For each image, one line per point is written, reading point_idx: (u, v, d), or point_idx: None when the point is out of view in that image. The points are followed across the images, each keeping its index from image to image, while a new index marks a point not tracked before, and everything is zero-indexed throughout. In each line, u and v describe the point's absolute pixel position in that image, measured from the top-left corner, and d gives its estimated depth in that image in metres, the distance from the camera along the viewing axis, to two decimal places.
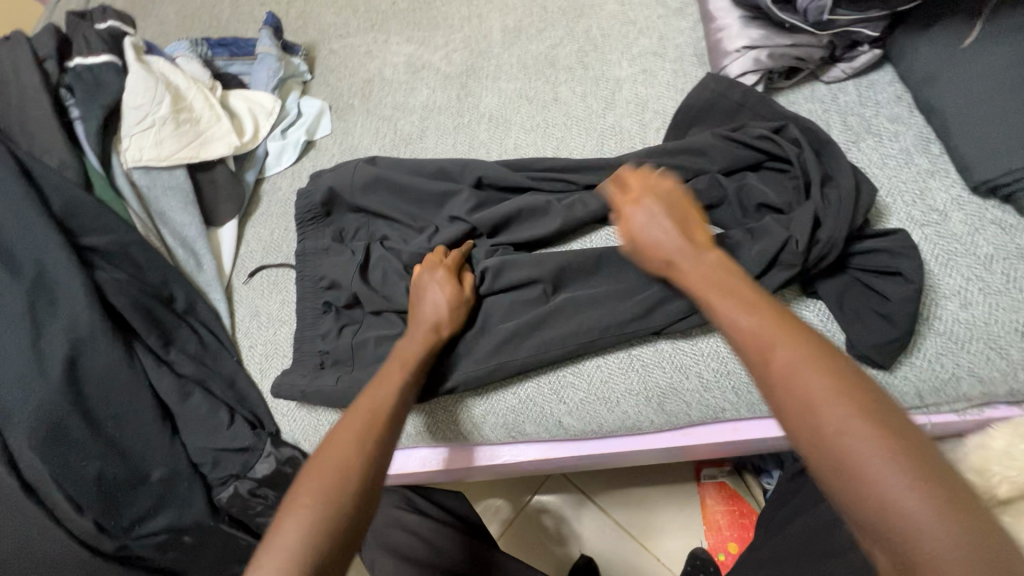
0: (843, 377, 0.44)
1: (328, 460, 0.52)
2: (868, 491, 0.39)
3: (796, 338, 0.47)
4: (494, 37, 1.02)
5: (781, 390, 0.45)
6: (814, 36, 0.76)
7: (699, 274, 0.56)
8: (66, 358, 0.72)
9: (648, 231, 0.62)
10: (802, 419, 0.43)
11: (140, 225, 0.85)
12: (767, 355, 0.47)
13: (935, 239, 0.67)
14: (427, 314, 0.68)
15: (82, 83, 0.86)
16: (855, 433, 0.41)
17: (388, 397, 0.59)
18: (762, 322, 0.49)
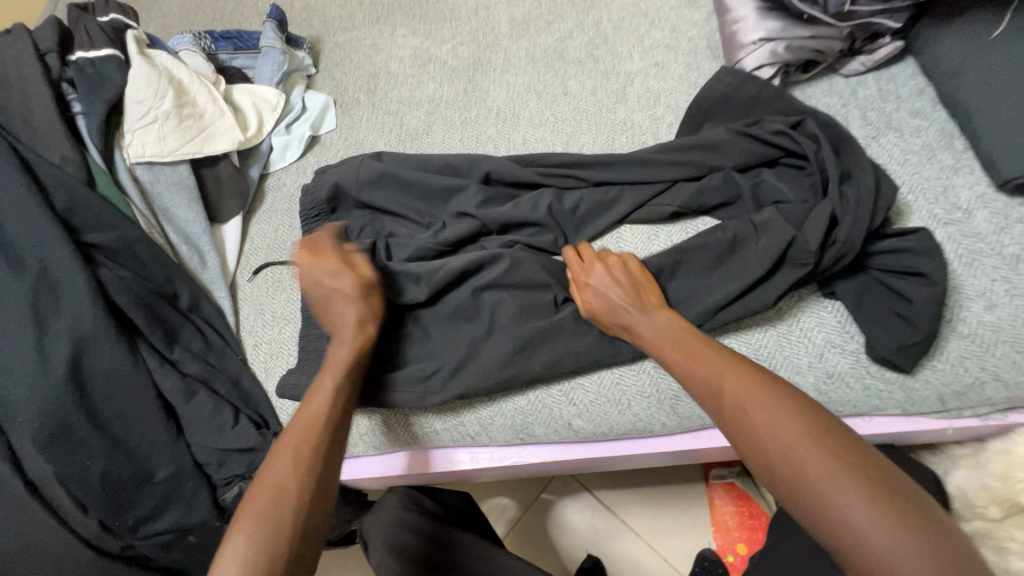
0: (789, 410, 0.50)
1: (268, 483, 0.55)
2: (823, 511, 0.45)
3: (743, 380, 0.53)
4: (502, 30, 1.00)
5: (737, 432, 0.51)
6: (833, 28, 0.74)
7: (652, 328, 0.62)
8: (70, 356, 0.71)
9: (599, 289, 0.66)
10: (757, 456, 0.49)
11: (144, 221, 0.84)
12: (720, 399, 0.53)
13: (959, 238, 0.64)
14: (342, 313, 0.66)
15: (85, 77, 0.84)
16: (804, 458, 0.47)
17: (322, 408, 0.60)
18: (712, 369, 0.55)
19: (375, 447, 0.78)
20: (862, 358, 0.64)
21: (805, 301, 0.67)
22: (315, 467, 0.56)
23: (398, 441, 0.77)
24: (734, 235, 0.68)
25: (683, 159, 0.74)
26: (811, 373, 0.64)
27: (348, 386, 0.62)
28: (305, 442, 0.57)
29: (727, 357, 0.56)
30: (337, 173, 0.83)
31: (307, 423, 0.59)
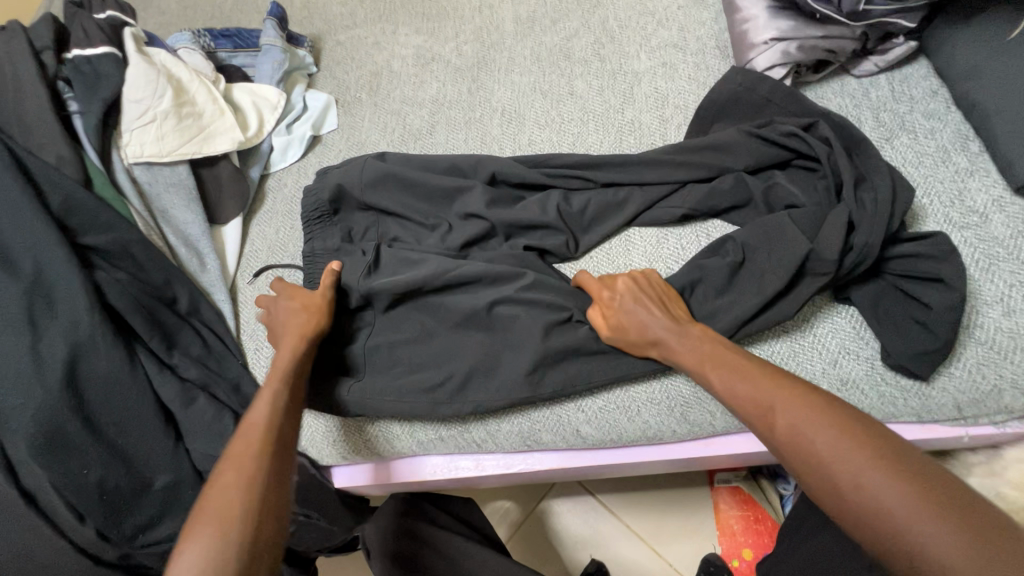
0: (844, 429, 0.48)
1: (217, 492, 0.51)
2: (899, 538, 0.42)
3: (792, 399, 0.51)
4: (506, 28, 0.98)
5: (793, 456, 0.49)
6: (846, 28, 0.72)
7: (687, 347, 0.60)
8: (67, 362, 0.69)
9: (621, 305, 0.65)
10: (819, 478, 0.47)
11: (142, 223, 0.82)
12: (771, 421, 0.51)
13: (975, 242, 0.63)
14: (289, 322, 0.67)
15: (81, 75, 0.83)
16: (872, 480, 0.44)
17: (264, 410, 0.58)
18: (758, 388, 0.53)
19: (379, 453, 0.76)
20: (878, 365, 0.63)
21: (818, 306, 0.66)
22: (262, 468, 0.53)
23: (403, 447, 0.75)
24: (747, 240, 0.67)
25: (693, 162, 0.73)
26: (826, 379, 0.63)
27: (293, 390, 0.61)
28: (251, 443, 0.55)
29: (771, 375, 0.54)
30: (340, 173, 0.81)
31: (252, 424, 0.57)
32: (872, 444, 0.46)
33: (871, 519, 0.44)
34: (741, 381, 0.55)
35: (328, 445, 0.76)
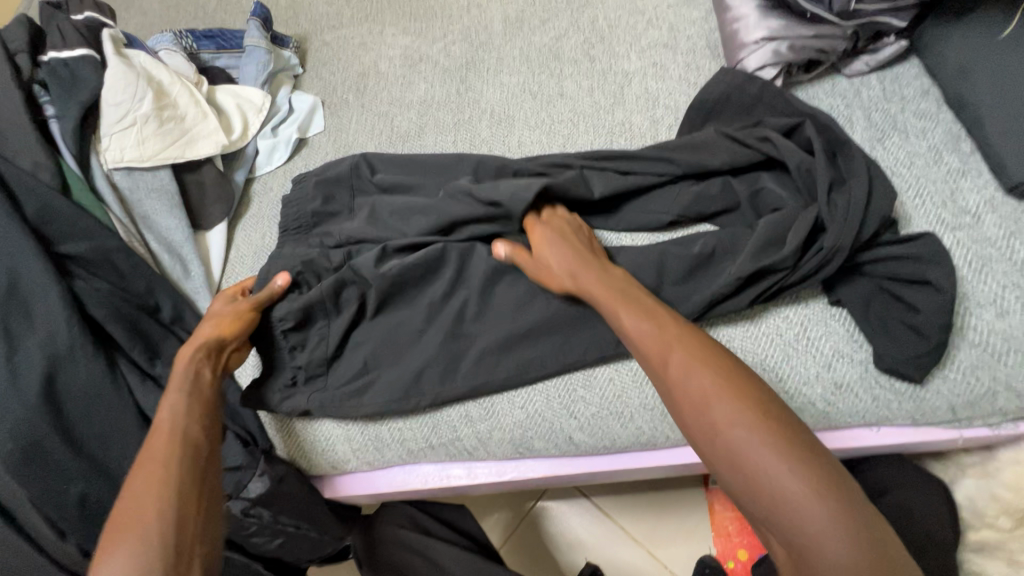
0: (733, 378, 0.48)
1: (137, 498, 0.52)
2: (754, 478, 0.44)
3: (688, 344, 0.51)
4: (495, 28, 0.97)
5: (678, 396, 0.50)
6: (836, 27, 0.72)
7: (604, 287, 0.60)
8: (44, 375, 0.67)
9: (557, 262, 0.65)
10: (697, 414, 0.48)
11: (122, 230, 0.80)
12: (665, 360, 0.51)
13: (968, 242, 0.63)
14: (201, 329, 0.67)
15: (58, 79, 0.80)
16: (739, 421, 0.45)
17: (172, 417, 0.58)
18: (660, 328, 0.53)
19: (370, 463, 0.75)
20: (871, 368, 0.62)
21: (812, 308, 0.65)
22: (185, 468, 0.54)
23: (391, 457, 0.74)
24: (725, 244, 0.66)
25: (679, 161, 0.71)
26: (820, 383, 0.62)
27: (199, 392, 0.61)
28: (166, 444, 0.55)
29: (677, 320, 0.54)
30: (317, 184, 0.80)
31: (166, 428, 0.57)
32: (760, 397, 0.47)
33: (735, 460, 0.45)
34: (646, 323, 0.55)
35: (318, 453, 0.75)
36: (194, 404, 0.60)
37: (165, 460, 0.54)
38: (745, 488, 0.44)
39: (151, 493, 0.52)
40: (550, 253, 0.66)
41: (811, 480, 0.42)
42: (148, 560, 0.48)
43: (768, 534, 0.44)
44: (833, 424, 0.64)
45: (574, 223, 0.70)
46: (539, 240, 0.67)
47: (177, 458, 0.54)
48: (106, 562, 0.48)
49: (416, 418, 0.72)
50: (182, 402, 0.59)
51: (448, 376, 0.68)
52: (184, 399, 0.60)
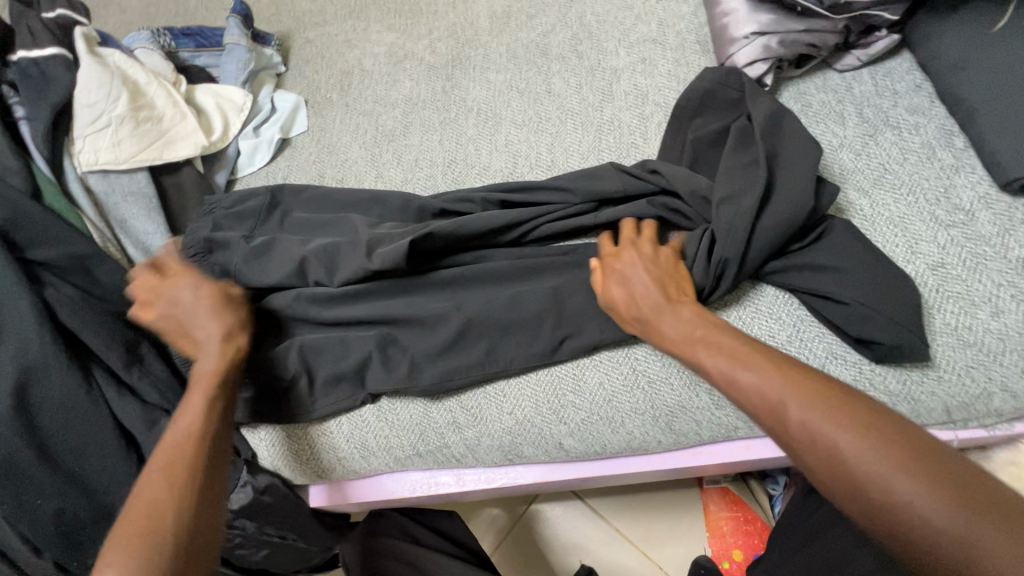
0: (859, 423, 0.44)
1: (131, 524, 0.50)
2: (925, 536, 0.40)
3: (800, 390, 0.47)
4: (481, 24, 0.95)
5: (809, 454, 0.45)
6: (828, 21, 0.70)
7: (687, 321, 0.56)
8: (15, 387, 0.65)
9: (627, 287, 0.60)
10: (830, 470, 0.44)
11: (97, 235, 0.78)
12: (782, 416, 0.47)
13: (962, 241, 0.62)
14: (199, 332, 0.63)
15: (28, 79, 0.77)
16: (885, 474, 0.42)
17: (190, 424, 0.57)
18: (765, 377, 0.49)
19: (356, 471, 0.73)
20: (867, 369, 0.61)
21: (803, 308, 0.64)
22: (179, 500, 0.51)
23: (375, 465, 0.72)
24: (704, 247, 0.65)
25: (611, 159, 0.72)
26: None
27: (222, 397, 0.60)
28: (168, 467, 0.53)
29: (777, 360, 0.50)
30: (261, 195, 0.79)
31: (179, 439, 0.55)
32: (896, 438, 0.43)
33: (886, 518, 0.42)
34: (747, 371, 0.50)
35: (298, 464, 0.73)
36: (216, 414, 0.58)
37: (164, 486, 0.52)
38: (915, 547, 0.40)
39: (163, 499, 0.51)
40: (621, 280, 0.61)
41: (993, 524, 0.39)
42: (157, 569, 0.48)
43: None
44: None
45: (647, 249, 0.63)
46: (609, 270, 0.62)
47: (192, 468, 0.53)
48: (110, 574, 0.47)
49: (402, 424, 0.70)
50: (195, 422, 0.56)
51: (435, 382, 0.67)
52: (199, 418, 0.57)
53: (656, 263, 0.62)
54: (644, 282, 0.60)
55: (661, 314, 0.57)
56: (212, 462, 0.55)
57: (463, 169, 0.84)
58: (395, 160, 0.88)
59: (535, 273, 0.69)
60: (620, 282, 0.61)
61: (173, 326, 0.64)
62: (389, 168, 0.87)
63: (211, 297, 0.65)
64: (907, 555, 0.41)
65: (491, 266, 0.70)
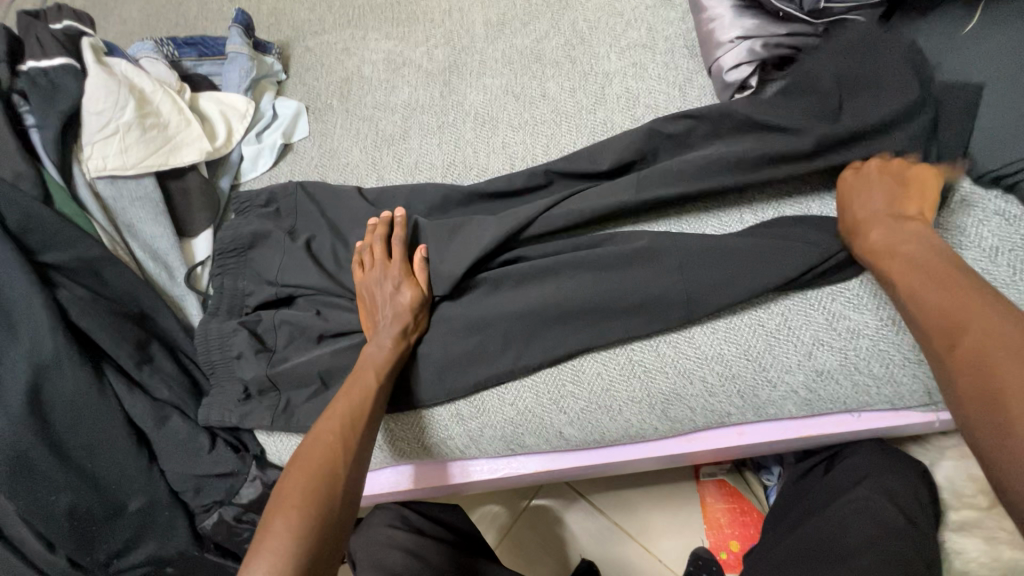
0: None
1: (304, 461, 0.57)
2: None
3: (984, 326, 0.47)
4: (477, 32, 0.98)
5: (968, 378, 0.46)
6: (808, 26, 0.74)
7: (885, 243, 0.59)
8: (29, 386, 0.66)
9: (861, 205, 0.63)
10: None
11: (106, 239, 0.80)
12: (954, 341, 0.48)
13: (939, 231, 0.65)
14: (382, 310, 0.69)
15: (38, 88, 0.79)
16: None
17: (362, 398, 0.63)
18: (948, 305, 0.50)
19: None
20: (852, 355, 0.64)
21: (837, 298, 0.65)
22: (339, 452, 0.58)
23: (380, 457, 0.75)
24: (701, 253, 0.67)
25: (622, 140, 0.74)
26: (802, 371, 0.65)
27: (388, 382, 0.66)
28: (342, 421, 0.60)
29: None
30: (283, 198, 0.84)
31: (345, 409, 0.61)
32: None
33: None
34: None
35: (389, 446, 0.74)
36: (382, 393, 0.64)
37: (327, 444, 0.58)
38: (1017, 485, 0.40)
39: (322, 460, 0.56)
40: (854, 191, 0.64)
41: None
42: (307, 528, 0.51)
43: None
44: (814, 411, 0.67)
45: (895, 173, 0.63)
46: (846, 184, 0.66)
47: (357, 438, 0.59)
48: (276, 525, 0.51)
49: (410, 416, 0.73)
50: (367, 400, 0.63)
51: (450, 376, 0.70)
52: (369, 393, 0.63)
53: (898, 183, 0.62)
54: (877, 202, 0.62)
55: (879, 229, 0.60)
56: (367, 430, 0.61)
57: (462, 170, 0.87)
58: (395, 163, 0.90)
59: (542, 281, 0.70)
60: (852, 195, 0.64)
61: (365, 306, 0.71)
62: (390, 170, 0.90)
63: (401, 276, 0.70)
64: None
65: (499, 271, 0.72)
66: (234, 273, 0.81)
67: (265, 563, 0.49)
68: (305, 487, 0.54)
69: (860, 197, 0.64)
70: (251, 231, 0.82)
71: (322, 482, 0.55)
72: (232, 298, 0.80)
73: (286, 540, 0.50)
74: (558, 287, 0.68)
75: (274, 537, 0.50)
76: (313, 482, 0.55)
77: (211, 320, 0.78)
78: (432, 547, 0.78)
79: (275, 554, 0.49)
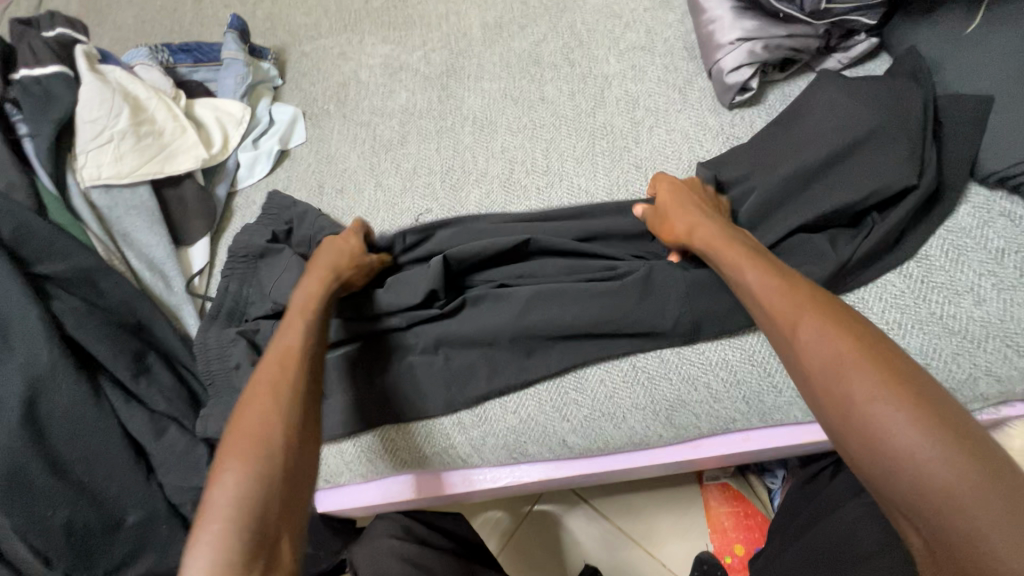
0: (869, 349, 0.44)
1: (247, 411, 0.52)
2: (900, 466, 0.39)
3: (820, 312, 0.48)
4: (474, 35, 0.97)
5: (808, 359, 0.46)
6: (809, 26, 0.74)
7: (717, 239, 0.60)
8: (24, 400, 0.66)
9: (669, 202, 0.67)
10: (828, 387, 0.44)
11: (102, 249, 0.79)
12: (794, 325, 0.48)
13: (944, 233, 0.65)
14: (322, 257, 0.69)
15: (30, 96, 0.78)
16: (883, 402, 0.41)
17: (295, 337, 0.59)
18: (788, 296, 0.50)
19: (363, 475, 0.74)
20: None
21: None
22: (277, 399, 0.53)
23: (379, 469, 0.73)
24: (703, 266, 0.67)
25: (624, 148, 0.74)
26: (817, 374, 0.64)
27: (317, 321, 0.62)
28: (273, 368, 0.55)
29: (812, 288, 0.51)
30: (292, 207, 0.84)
31: (281, 347, 0.58)
32: (901, 373, 0.42)
33: (873, 440, 0.41)
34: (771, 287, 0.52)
35: (386, 460, 0.72)
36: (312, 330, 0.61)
37: (269, 388, 0.53)
38: (878, 461, 0.40)
39: (260, 409, 0.52)
40: (668, 199, 0.68)
41: (991, 489, 0.36)
42: (252, 484, 0.46)
43: (905, 526, 0.40)
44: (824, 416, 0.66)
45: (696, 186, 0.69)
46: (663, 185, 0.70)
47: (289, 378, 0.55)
48: (219, 483, 0.46)
49: (410, 426, 0.72)
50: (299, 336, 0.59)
51: (453, 388, 0.69)
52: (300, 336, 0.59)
53: (695, 193, 0.68)
54: (684, 202, 0.66)
55: (702, 224, 0.63)
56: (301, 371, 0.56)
57: (461, 175, 0.86)
58: (394, 169, 0.90)
59: (547, 299, 0.68)
60: (665, 200, 0.68)
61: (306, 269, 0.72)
62: (389, 176, 0.89)
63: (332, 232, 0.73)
64: (879, 478, 0.41)
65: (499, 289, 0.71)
66: (232, 283, 0.80)
67: (216, 526, 0.44)
68: (248, 435, 0.49)
69: (669, 197, 0.68)
70: (249, 239, 0.81)
71: (262, 433, 0.50)
72: (235, 303, 0.80)
73: (238, 494, 0.45)
74: (559, 304, 0.68)
75: (218, 495, 0.46)
76: (254, 433, 0.50)
77: (210, 325, 0.77)
78: (435, 558, 0.76)
79: (224, 513, 0.44)
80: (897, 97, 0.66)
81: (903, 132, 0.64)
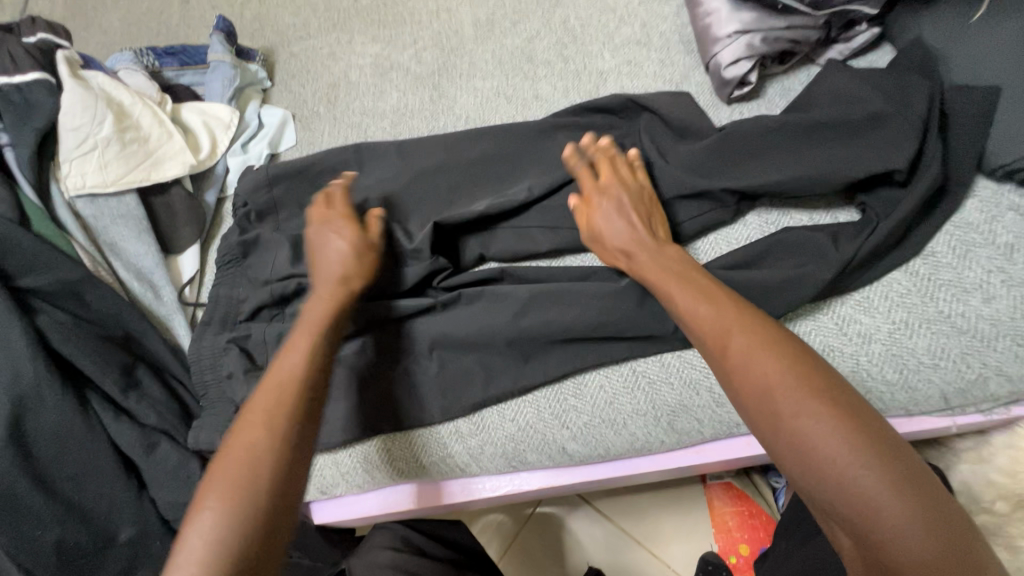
0: (796, 365, 0.44)
1: (234, 454, 0.48)
2: (831, 482, 0.40)
3: (749, 330, 0.47)
4: (466, 32, 0.95)
5: (739, 377, 0.46)
6: (808, 17, 0.72)
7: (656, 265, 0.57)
8: (10, 418, 0.64)
9: (607, 221, 0.62)
10: (760, 402, 0.44)
11: (88, 259, 0.77)
12: (726, 343, 0.47)
13: (951, 229, 0.63)
14: (329, 263, 0.62)
15: (10, 105, 0.76)
16: (812, 417, 0.41)
17: (293, 364, 0.54)
18: (720, 313, 0.49)
19: (360, 486, 0.72)
20: (864, 362, 0.61)
21: (845, 303, 0.62)
22: (270, 440, 0.49)
23: (376, 479, 0.72)
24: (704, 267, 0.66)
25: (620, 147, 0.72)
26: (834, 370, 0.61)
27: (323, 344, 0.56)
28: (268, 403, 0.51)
29: (740, 304, 0.50)
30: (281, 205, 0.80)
31: (281, 378, 0.53)
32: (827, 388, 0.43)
33: (806, 453, 0.41)
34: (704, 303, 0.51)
35: (383, 469, 0.71)
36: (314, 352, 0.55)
37: (259, 426, 0.50)
38: (810, 475, 0.41)
39: (246, 449, 0.48)
40: (603, 216, 0.63)
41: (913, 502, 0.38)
42: (226, 532, 0.45)
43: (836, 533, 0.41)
44: None
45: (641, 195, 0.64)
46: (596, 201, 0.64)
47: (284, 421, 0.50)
48: (192, 530, 0.45)
49: (407, 435, 0.70)
50: (300, 364, 0.54)
51: (450, 396, 0.68)
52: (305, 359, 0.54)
53: (636, 204, 0.63)
54: (622, 221, 0.62)
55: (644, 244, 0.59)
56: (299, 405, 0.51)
57: None
58: None
59: (545, 301, 0.67)
60: (601, 220, 0.63)
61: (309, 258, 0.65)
62: None
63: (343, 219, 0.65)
64: (813, 490, 0.41)
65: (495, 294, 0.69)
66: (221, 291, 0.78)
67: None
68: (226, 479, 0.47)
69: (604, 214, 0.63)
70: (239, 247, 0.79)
71: (245, 480, 0.47)
72: (226, 309, 0.76)
73: (212, 543, 0.44)
74: (558, 308, 0.66)
75: (191, 548, 0.44)
76: (235, 476, 0.47)
77: (203, 332, 0.75)
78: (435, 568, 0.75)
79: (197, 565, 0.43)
80: (902, 89, 0.64)
81: (911, 126, 0.62)
